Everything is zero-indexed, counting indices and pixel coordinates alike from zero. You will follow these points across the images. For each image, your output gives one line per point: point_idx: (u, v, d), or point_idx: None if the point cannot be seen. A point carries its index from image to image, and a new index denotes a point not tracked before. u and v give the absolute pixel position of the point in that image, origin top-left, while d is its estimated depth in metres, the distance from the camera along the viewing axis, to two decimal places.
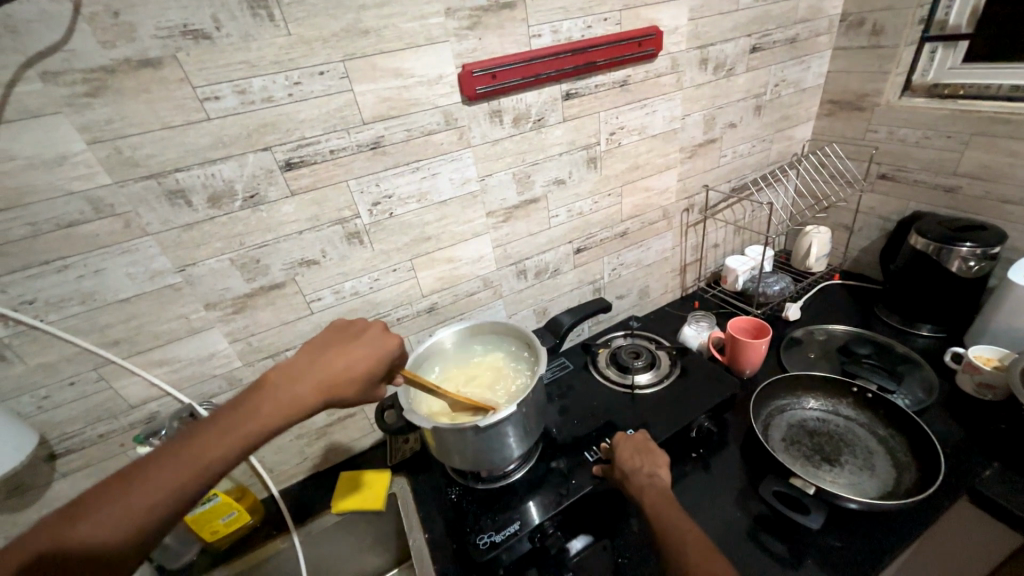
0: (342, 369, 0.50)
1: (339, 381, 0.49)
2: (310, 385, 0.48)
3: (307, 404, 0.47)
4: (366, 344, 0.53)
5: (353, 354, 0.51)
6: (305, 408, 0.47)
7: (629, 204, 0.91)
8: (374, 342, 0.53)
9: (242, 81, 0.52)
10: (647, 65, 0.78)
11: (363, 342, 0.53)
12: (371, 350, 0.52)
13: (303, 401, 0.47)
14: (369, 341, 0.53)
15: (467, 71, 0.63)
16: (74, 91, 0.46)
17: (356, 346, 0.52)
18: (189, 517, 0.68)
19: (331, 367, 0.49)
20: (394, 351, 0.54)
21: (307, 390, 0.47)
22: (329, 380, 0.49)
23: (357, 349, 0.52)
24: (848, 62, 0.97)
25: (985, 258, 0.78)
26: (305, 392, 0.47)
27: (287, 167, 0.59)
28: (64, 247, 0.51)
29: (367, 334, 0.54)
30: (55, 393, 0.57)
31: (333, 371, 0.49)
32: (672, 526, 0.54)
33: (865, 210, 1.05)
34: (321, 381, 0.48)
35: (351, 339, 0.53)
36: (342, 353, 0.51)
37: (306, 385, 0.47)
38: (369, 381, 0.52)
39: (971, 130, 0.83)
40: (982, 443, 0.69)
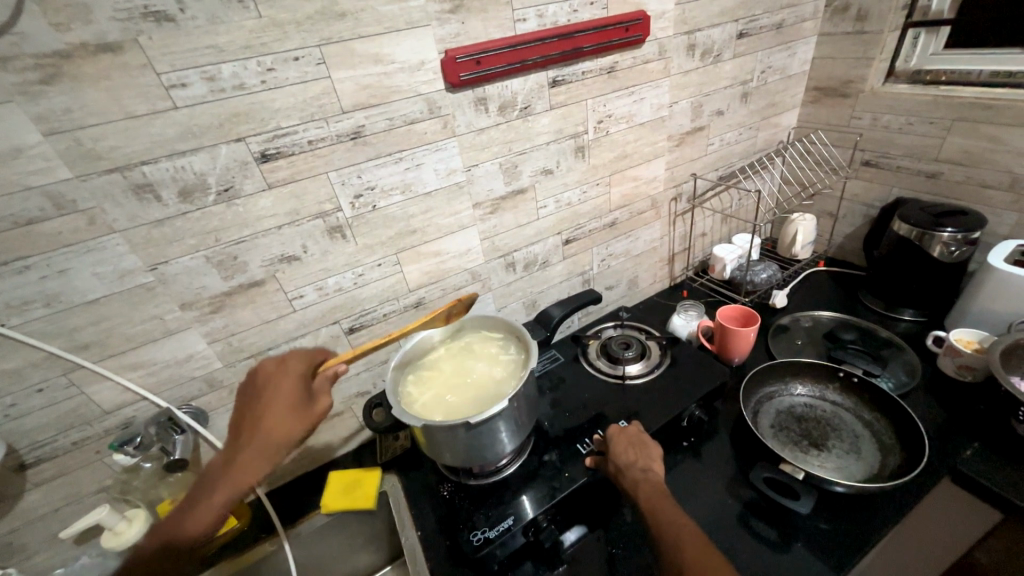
0: (268, 419, 0.52)
1: (272, 430, 0.51)
2: (248, 445, 0.51)
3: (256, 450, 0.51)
4: (277, 384, 0.53)
5: (271, 400, 0.53)
6: (255, 462, 0.51)
7: (618, 193, 0.90)
8: (278, 379, 0.54)
9: (210, 67, 0.49)
10: (634, 51, 0.77)
11: (273, 383, 0.54)
12: (284, 386, 0.53)
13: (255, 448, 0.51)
14: (278, 377, 0.54)
15: (450, 58, 0.60)
16: (26, 79, 0.43)
17: (270, 389, 0.53)
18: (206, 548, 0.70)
19: (257, 423, 0.52)
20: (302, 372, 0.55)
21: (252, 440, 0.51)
22: (262, 434, 0.51)
23: (274, 391, 0.53)
24: (832, 48, 0.97)
25: (965, 244, 0.80)
26: (248, 453, 0.51)
27: (263, 159, 0.56)
28: (24, 246, 0.48)
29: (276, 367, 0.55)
30: (22, 400, 0.55)
31: (262, 425, 0.51)
32: (666, 520, 0.54)
33: (850, 197, 1.06)
34: (256, 439, 0.51)
35: (263, 383, 0.54)
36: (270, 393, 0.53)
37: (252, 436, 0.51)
38: (304, 412, 0.53)
39: (953, 116, 0.84)
40: (963, 425, 0.71)
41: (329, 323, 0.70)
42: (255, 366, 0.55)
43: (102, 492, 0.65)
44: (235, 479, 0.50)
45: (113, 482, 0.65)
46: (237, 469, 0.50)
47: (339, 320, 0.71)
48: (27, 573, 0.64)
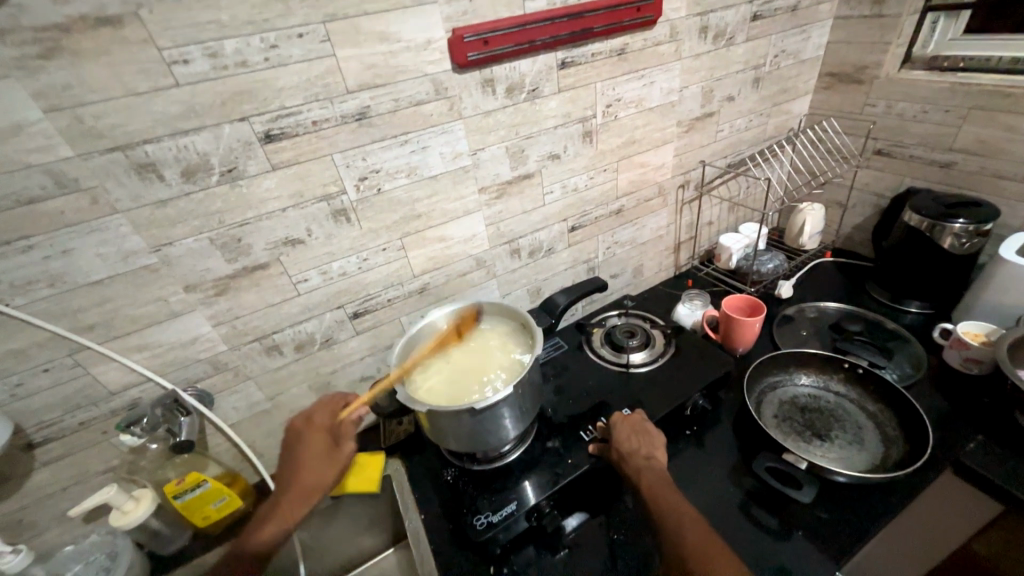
0: (304, 471, 0.57)
1: (310, 478, 0.57)
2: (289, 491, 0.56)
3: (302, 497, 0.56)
4: (310, 437, 0.59)
5: (306, 452, 0.58)
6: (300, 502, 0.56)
7: (625, 180, 0.89)
8: (309, 433, 0.59)
9: (212, 43, 0.48)
10: (645, 33, 0.75)
11: (306, 437, 0.59)
12: (316, 439, 0.59)
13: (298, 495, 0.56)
14: (308, 433, 0.59)
15: (457, 37, 0.59)
16: (25, 53, 0.42)
17: (304, 443, 0.58)
18: (179, 503, 0.68)
19: (295, 473, 0.57)
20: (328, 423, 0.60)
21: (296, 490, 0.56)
22: (301, 480, 0.57)
23: (309, 443, 0.58)
24: (848, 32, 0.95)
25: (976, 235, 0.79)
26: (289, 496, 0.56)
27: (266, 139, 0.55)
28: (27, 225, 0.48)
29: (304, 425, 0.60)
30: (29, 380, 0.55)
31: (299, 474, 0.57)
32: (668, 507, 0.55)
33: (860, 187, 1.05)
34: (296, 485, 0.56)
35: (296, 438, 0.59)
36: (304, 448, 0.58)
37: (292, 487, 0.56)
38: (334, 461, 0.58)
39: (969, 104, 0.82)
40: (967, 417, 0.71)
41: (333, 307, 0.70)
42: (288, 425, 0.60)
43: (109, 472, 0.65)
44: (284, 515, 0.55)
45: (120, 462, 0.65)
46: (283, 509, 0.55)
47: (343, 305, 0.70)
48: (37, 550, 0.65)
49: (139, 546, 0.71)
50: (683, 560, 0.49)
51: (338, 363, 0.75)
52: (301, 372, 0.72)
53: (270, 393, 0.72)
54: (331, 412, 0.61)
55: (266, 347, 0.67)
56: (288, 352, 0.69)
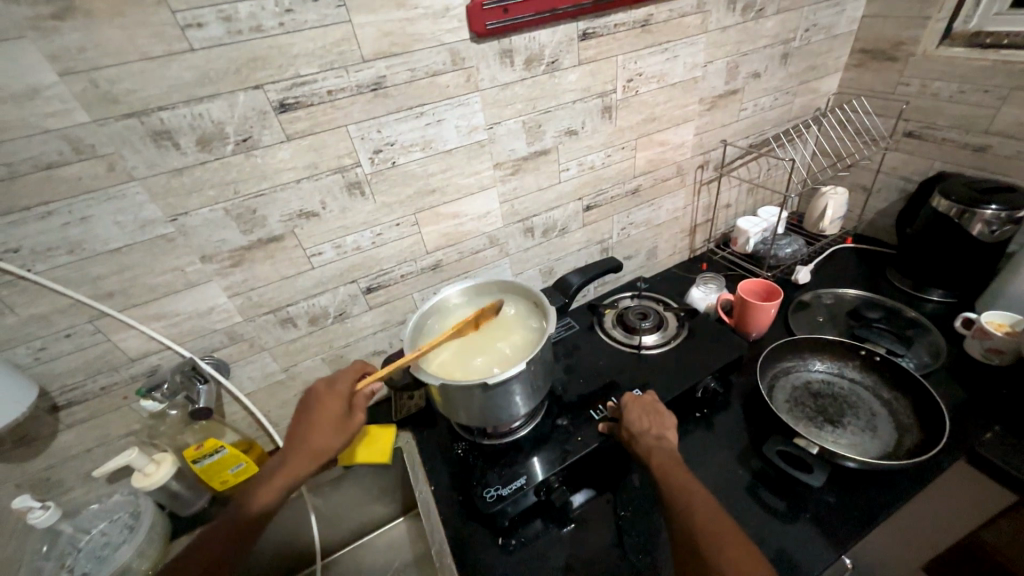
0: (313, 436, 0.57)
1: (321, 441, 0.57)
2: (298, 451, 0.56)
3: (305, 462, 0.56)
4: (327, 402, 0.59)
5: (321, 416, 0.58)
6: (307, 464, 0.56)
7: (643, 159, 0.87)
8: (328, 397, 0.59)
9: (227, 6, 0.47)
10: (671, 2, 0.72)
11: (324, 401, 0.59)
12: (333, 404, 0.59)
13: (301, 460, 0.56)
14: (324, 398, 0.59)
15: (477, 4, 0.57)
16: (39, 13, 0.41)
17: (320, 407, 0.59)
18: (199, 467, 0.70)
19: (307, 433, 0.57)
20: (345, 392, 0.60)
21: (301, 452, 0.56)
22: (311, 441, 0.57)
23: (324, 409, 0.59)
24: (885, 5, 0.90)
25: (1008, 223, 0.75)
26: (297, 457, 0.56)
27: (281, 108, 0.54)
28: (46, 191, 0.48)
29: (323, 391, 0.60)
30: (52, 345, 0.56)
31: (311, 435, 0.57)
32: (679, 485, 0.55)
33: (887, 170, 1.01)
34: (306, 446, 0.57)
35: (312, 401, 0.59)
36: (318, 413, 0.58)
37: (299, 449, 0.57)
38: (344, 429, 0.58)
39: (1010, 85, 0.78)
40: (985, 408, 0.70)
41: (347, 281, 0.70)
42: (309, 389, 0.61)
43: (130, 436, 0.67)
44: (289, 475, 0.55)
45: (141, 427, 0.67)
46: (290, 468, 0.55)
47: (357, 279, 0.70)
48: (64, 507, 0.68)
49: (160, 507, 0.74)
50: (693, 538, 0.49)
51: (351, 337, 0.76)
52: (315, 344, 0.73)
53: (284, 365, 0.73)
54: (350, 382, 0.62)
55: (281, 319, 0.68)
56: (302, 325, 0.70)
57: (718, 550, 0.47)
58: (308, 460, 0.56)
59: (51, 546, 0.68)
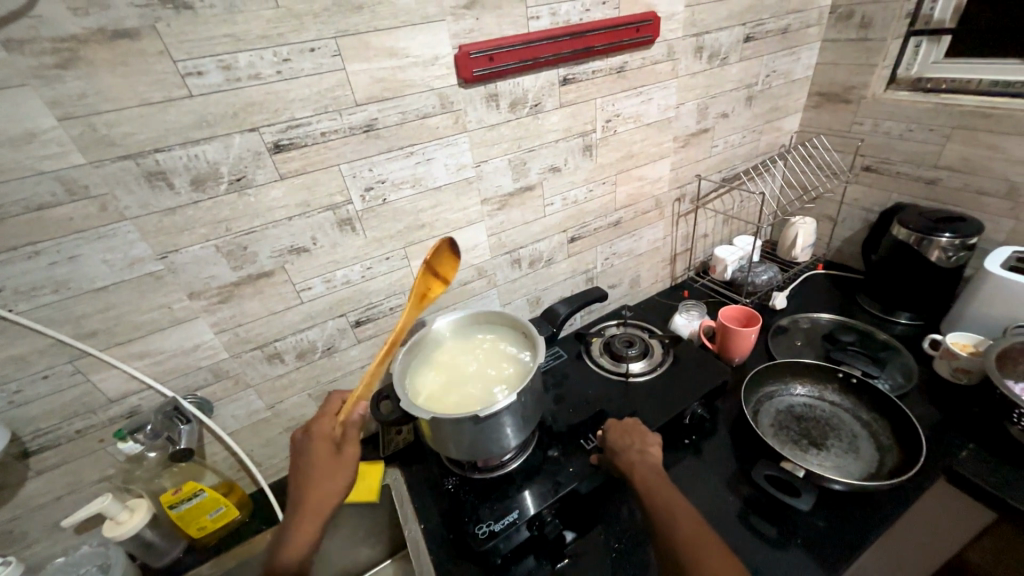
0: (315, 484, 0.55)
1: (326, 485, 0.56)
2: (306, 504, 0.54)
3: (319, 511, 0.54)
4: (321, 448, 0.57)
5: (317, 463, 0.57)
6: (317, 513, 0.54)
7: (624, 193, 0.91)
8: (317, 444, 0.58)
9: (227, 56, 0.49)
10: (643, 52, 0.78)
11: (315, 447, 0.57)
12: (324, 446, 0.57)
13: (314, 510, 0.54)
14: (311, 445, 0.57)
15: (464, 53, 0.61)
16: (42, 62, 0.43)
17: (311, 453, 0.57)
18: (176, 512, 0.68)
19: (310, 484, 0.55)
20: (328, 431, 0.59)
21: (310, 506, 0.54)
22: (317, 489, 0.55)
23: (317, 454, 0.57)
24: (836, 54, 0.99)
25: (962, 249, 0.81)
26: (311, 504, 0.55)
27: (276, 149, 0.56)
28: (35, 231, 0.48)
29: (306, 438, 0.58)
30: (28, 387, 0.54)
31: (312, 484, 0.55)
32: (661, 498, 0.56)
33: (850, 202, 1.08)
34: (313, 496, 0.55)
35: (300, 449, 0.58)
36: (310, 463, 0.56)
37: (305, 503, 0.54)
38: (345, 465, 0.57)
39: (953, 124, 0.85)
40: (959, 426, 0.73)
41: (336, 315, 0.70)
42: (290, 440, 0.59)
43: (104, 482, 0.64)
44: (307, 528, 0.53)
45: (116, 471, 0.65)
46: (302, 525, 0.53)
47: (346, 313, 0.71)
48: (28, 562, 0.64)
49: (132, 558, 0.70)
50: (675, 549, 0.50)
51: (340, 371, 0.75)
52: (302, 380, 0.72)
53: (270, 402, 0.71)
54: (330, 420, 0.60)
55: (268, 355, 0.67)
56: (290, 360, 0.69)
57: (699, 562, 0.48)
58: (321, 508, 0.55)
59: None
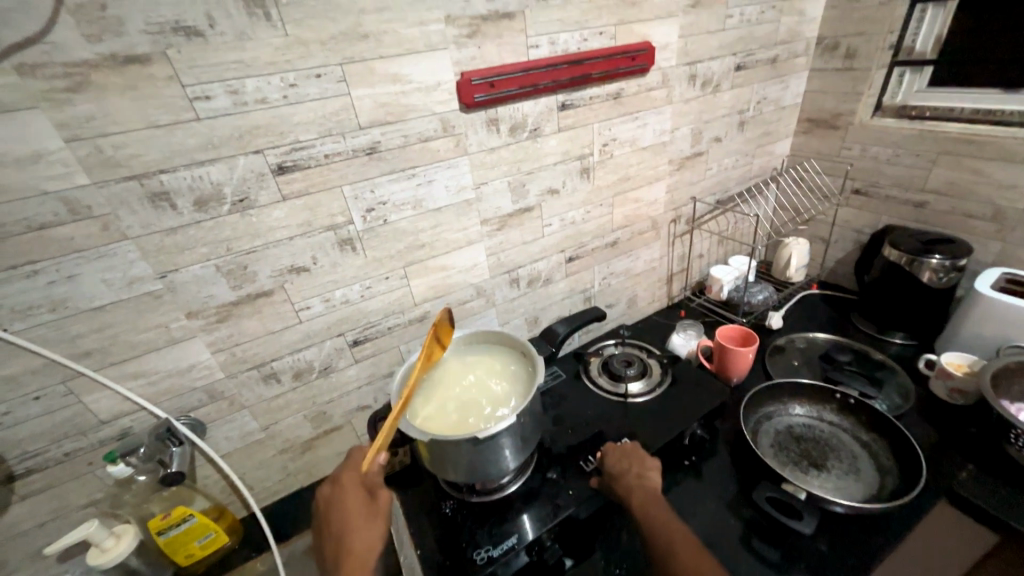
0: (354, 541, 0.53)
1: (365, 539, 0.54)
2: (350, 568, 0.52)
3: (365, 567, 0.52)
4: (356, 501, 0.55)
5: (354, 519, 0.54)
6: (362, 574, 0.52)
7: (620, 214, 0.93)
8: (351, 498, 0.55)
9: (235, 81, 0.50)
10: (639, 79, 0.80)
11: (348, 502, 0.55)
12: (356, 500, 0.55)
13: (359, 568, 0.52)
14: (344, 501, 0.55)
15: (466, 79, 0.63)
16: (53, 86, 0.43)
17: (343, 511, 0.54)
18: (162, 539, 0.66)
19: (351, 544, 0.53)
20: (356, 482, 0.56)
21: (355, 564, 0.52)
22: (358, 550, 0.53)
23: (350, 509, 0.54)
24: (824, 82, 1.02)
25: (953, 270, 0.83)
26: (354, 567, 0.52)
27: (279, 170, 0.57)
28: (35, 250, 0.48)
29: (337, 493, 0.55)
30: (17, 408, 0.53)
31: (353, 543, 0.53)
32: (662, 528, 0.56)
33: (841, 223, 1.10)
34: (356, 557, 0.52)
35: (331, 506, 0.55)
36: (346, 519, 0.54)
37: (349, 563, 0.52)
38: (380, 518, 0.55)
39: (938, 150, 0.88)
40: (958, 447, 0.73)
41: (334, 335, 0.70)
42: (317, 496, 0.56)
43: (90, 507, 0.63)
44: None
45: (104, 495, 0.63)
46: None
47: (344, 332, 0.71)
48: None
49: None
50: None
51: (336, 392, 0.74)
52: (298, 400, 0.71)
53: (265, 423, 0.70)
54: (356, 470, 0.57)
55: (264, 375, 0.67)
56: (286, 380, 0.69)
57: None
58: (365, 565, 0.52)
59: None
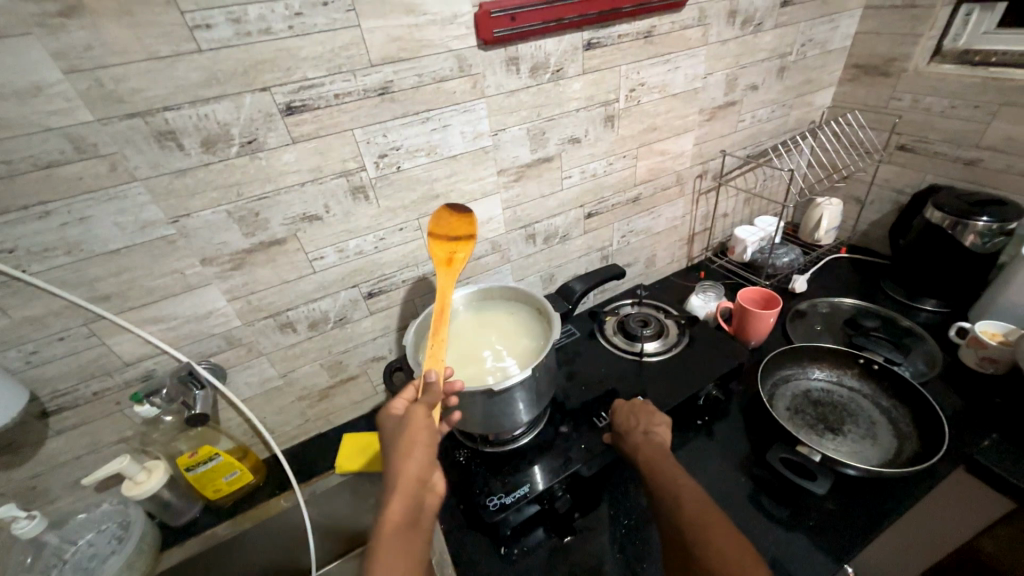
0: (401, 452, 0.47)
1: (413, 449, 0.47)
2: (398, 487, 0.45)
3: (412, 478, 0.46)
4: (416, 420, 0.49)
5: (408, 442, 0.47)
6: (402, 501, 0.44)
7: (644, 168, 0.88)
8: (409, 418, 0.49)
9: (237, 8, 0.47)
10: (672, 16, 0.73)
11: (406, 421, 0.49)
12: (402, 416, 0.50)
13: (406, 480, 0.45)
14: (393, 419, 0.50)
15: (485, 11, 0.57)
16: (45, 10, 0.41)
17: (392, 428, 0.50)
18: (192, 475, 0.69)
19: (396, 467, 0.46)
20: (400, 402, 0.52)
21: (403, 475, 0.46)
22: (405, 471, 0.46)
23: (397, 423, 0.50)
24: (878, 22, 0.92)
25: (999, 235, 0.77)
26: (403, 476, 0.46)
27: (288, 111, 0.54)
28: (45, 190, 0.47)
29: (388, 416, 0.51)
30: (44, 348, 0.54)
31: (400, 464, 0.46)
32: (669, 480, 0.53)
33: (880, 182, 1.03)
34: (405, 484, 0.45)
35: (383, 428, 0.51)
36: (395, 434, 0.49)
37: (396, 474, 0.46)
38: (427, 429, 0.49)
39: (1000, 101, 0.80)
40: (982, 416, 0.71)
41: (348, 286, 0.69)
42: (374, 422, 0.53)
43: (121, 443, 0.66)
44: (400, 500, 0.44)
45: (133, 433, 0.66)
46: (393, 512, 0.44)
47: (358, 284, 0.70)
48: (50, 517, 0.66)
49: (151, 515, 0.72)
50: (685, 536, 0.46)
51: (351, 343, 0.75)
52: (314, 350, 0.72)
53: (282, 370, 0.71)
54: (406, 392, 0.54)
55: (280, 324, 0.67)
56: (302, 330, 0.69)
57: (712, 549, 0.43)
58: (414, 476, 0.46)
59: (35, 559, 0.66)
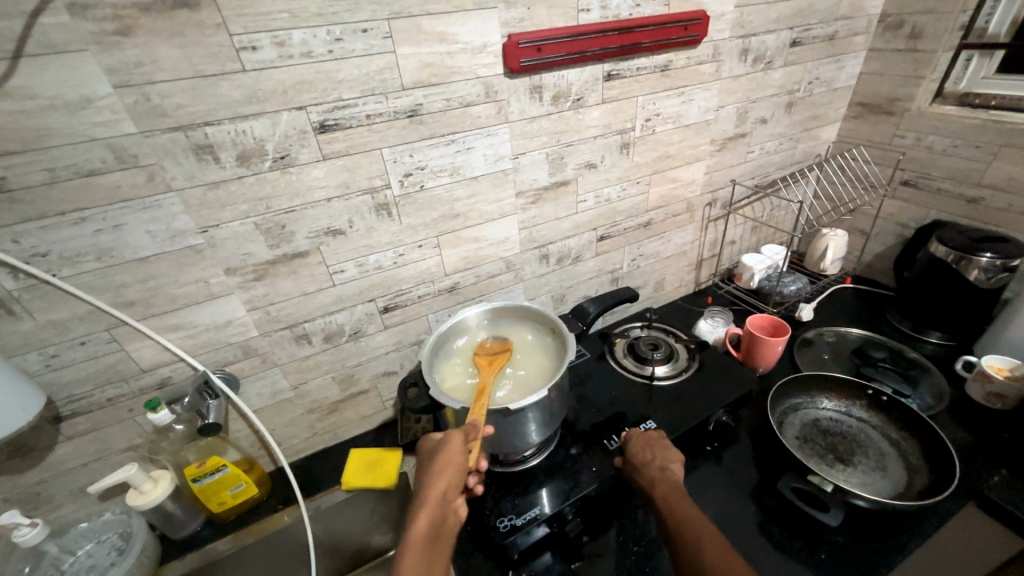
0: (436, 472, 0.52)
1: (445, 474, 0.52)
2: (426, 499, 0.50)
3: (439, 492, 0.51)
4: (448, 446, 0.53)
5: (440, 463, 0.52)
6: (429, 510, 0.50)
7: (656, 194, 0.90)
8: (445, 441, 0.54)
9: (281, 32, 0.49)
10: (689, 51, 0.76)
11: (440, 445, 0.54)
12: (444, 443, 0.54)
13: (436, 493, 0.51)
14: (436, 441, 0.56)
15: (513, 42, 0.60)
16: (102, 29, 0.43)
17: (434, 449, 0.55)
18: (197, 487, 0.68)
19: (425, 483, 0.52)
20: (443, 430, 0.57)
21: (434, 487, 0.51)
22: (435, 488, 0.51)
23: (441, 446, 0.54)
24: (882, 64, 0.97)
25: (1003, 271, 0.79)
26: (433, 494, 0.51)
27: (321, 129, 0.55)
28: (83, 197, 0.48)
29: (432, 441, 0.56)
30: (65, 352, 0.55)
31: (433, 482, 0.51)
32: (691, 520, 0.52)
33: (884, 216, 1.06)
34: (431, 498, 0.50)
35: (427, 447, 0.56)
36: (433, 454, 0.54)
37: (432, 484, 0.51)
38: (460, 453, 0.53)
39: (1001, 142, 0.83)
40: (990, 451, 0.71)
41: (366, 300, 0.70)
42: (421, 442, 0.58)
43: (130, 451, 0.65)
44: (428, 509, 0.50)
45: (142, 442, 0.65)
46: (419, 525, 0.49)
47: (376, 298, 0.71)
48: (51, 526, 0.65)
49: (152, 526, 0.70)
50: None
51: (364, 356, 0.75)
52: (328, 361, 0.72)
53: (295, 381, 0.71)
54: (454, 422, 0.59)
55: (296, 335, 0.67)
56: (318, 342, 0.69)
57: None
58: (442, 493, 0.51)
59: (32, 569, 0.64)
